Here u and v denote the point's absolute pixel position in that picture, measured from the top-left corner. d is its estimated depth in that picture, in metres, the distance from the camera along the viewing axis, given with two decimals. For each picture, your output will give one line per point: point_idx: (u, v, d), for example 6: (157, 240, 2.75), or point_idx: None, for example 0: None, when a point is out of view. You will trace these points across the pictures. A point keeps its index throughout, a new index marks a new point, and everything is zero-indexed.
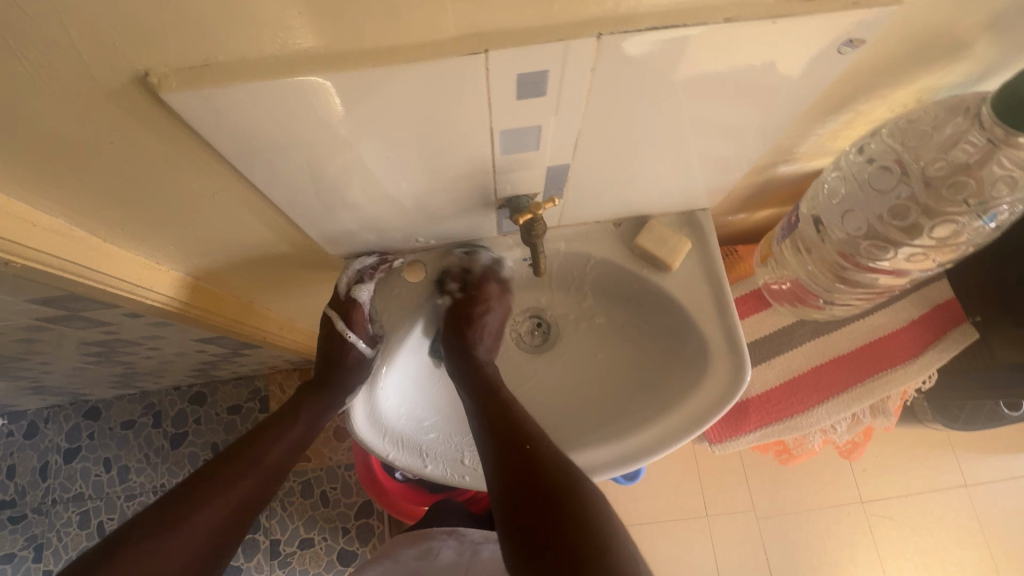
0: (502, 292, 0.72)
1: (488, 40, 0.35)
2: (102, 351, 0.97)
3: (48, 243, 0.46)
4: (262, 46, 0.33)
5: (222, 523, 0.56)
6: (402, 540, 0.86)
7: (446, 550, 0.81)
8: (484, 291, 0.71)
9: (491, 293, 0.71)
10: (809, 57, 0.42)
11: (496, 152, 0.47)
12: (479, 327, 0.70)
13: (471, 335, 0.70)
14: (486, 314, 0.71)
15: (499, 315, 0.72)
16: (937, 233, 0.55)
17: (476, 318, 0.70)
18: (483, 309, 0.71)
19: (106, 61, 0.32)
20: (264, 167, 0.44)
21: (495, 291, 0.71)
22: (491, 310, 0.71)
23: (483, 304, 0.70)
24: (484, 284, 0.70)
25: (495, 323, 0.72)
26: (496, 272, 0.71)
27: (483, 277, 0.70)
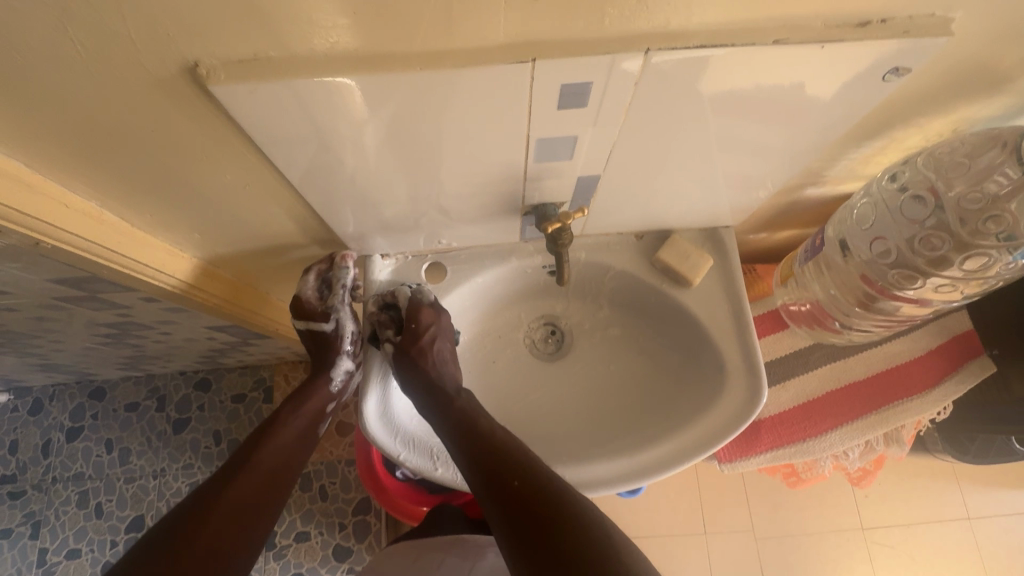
0: (440, 318, 0.66)
1: (536, 49, 0.36)
2: (114, 333, 0.97)
3: (81, 226, 0.47)
4: (312, 44, 0.34)
5: (231, 533, 0.57)
6: (406, 548, 0.88)
7: (449, 561, 0.82)
8: (422, 324, 0.64)
9: (429, 320, 0.65)
10: (853, 80, 0.42)
11: (529, 160, 0.47)
12: (432, 361, 0.65)
13: (428, 372, 0.64)
14: (436, 345, 0.65)
15: (449, 340, 0.67)
16: (967, 265, 0.55)
17: (425, 353, 0.64)
18: (429, 342, 0.64)
19: (158, 51, 0.32)
20: (299, 162, 0.44)
21: (432, 317, 0.65)
22: (438, 338, 0.65)
23: (426, 336, 0.64)
24: (418, 313, 0.65)
25: (447, 352, 0.66)
26: (423, 301, 0.65)
27: (412, 307, 0.65)
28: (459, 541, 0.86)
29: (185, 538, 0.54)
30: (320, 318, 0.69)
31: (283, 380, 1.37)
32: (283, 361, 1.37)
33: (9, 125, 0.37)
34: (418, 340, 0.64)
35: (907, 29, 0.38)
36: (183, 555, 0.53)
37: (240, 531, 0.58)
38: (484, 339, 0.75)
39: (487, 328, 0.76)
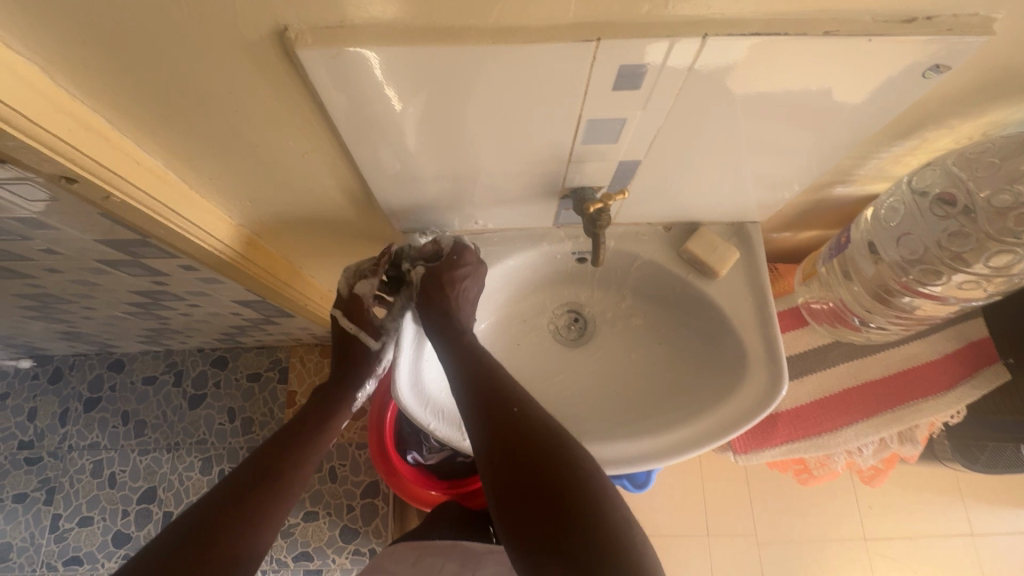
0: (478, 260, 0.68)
1: (601, 30, 0.38)
2: (145, 302, 0.99)
3: (146, 183, 0.50)
4: (394, 13, 0.36)
5: (254, 534, 0.56)
6: (409, 547, 0.90)
7: (449, 565, 0.84)
8: (461, 260, 0.66)
9: (468, 261, 0.66)
10: (894, 77, 0.44)
11: (577, 141, 0.50)
12: (456, 295, 0.66)
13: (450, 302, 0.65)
14: (463, 283, 0.66)
15: (478, 285, 0.68)
16: (992, 262, 0.57)
17: (452, 283, 0.65)
18: (461, 277, 0.66)
19: (254, 15, 0.35)
20: (360, 135, 0.46)
21: (471, 261, 0.67)
22: (468, 279, 0.67)
23: (462, 272, 0.66)
24: (461, 255, 0.66)
25: (474, 293, 0.68)
26: (466, 244, 0.67)
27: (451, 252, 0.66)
28: (458, 547, 0.89)
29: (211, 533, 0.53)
30: (370, 333, 0.72)
31: (299, 362, 1.39)
32: (299, 343, 1.38)
33: (101, 76, 0.40)
34: (452, 270, 0.65)
35: (950, 27, 0.40)
36: (223, 527, 0.54)
37: (263, 529, 0.57)
38: (510, 321, 0.78)
39: (513, 311, 0.78)
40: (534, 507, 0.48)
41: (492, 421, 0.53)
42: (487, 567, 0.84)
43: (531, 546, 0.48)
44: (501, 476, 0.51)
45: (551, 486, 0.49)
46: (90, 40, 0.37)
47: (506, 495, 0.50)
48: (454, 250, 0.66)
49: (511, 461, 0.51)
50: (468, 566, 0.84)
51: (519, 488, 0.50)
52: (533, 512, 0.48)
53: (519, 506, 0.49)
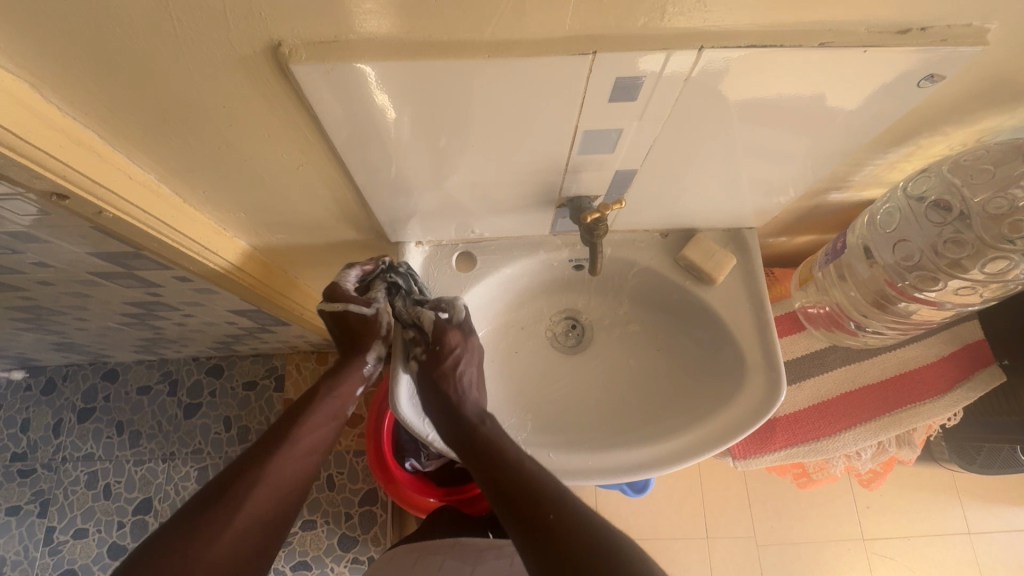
0: (467, 338, 0.67)
1: (597, 42, 0.38)
2: (139, 313, 0.98)
3: (141, 199, 0.49)
4: (391, 28, 0.36)
5: (274, 510, 0.58)
6: (411, 548, 0.89)
7: (451, 564, 0.84)
8: (446, 346, 0.65)
9: (455, 340, 0.65)
10: (889, 86, 0.44)
11: (573, 151, 0.49)
12: (455, 385, 0.65)
13: (451, 396, 0.64)
14: (459, 368, 0.65)
15: (473, 364, 0.67)
16: (987, 269, 0.58)
17: (447, 376, 0.64)
18: (453, 365, 0.65)
19: (248, 31, 0.35)
20: (355, 145, 0.46)
21: (457, 339, 0.66)
22: (463, 362, 0.66)
23: (450, 359, 0.65)
24: (444, 337, 0.65)
25: (472, 374, 0.67)
26: (452, 321, 0.65)
27: (437, 331, 0.65)
28: (459, 544, 0.88)
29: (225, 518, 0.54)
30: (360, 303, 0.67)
31: (295, 370, 1.38)
32: (296, 351, 1.37)
33: (92, 92, 0.40)
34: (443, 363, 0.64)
35: (944, 38, 0.40)
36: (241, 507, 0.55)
37: (279, 508, 0.58)
38: (508, 329, 0.77)
39: (510, 320, 0.77)
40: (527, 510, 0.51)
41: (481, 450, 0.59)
42: (487, 563, 0.83)
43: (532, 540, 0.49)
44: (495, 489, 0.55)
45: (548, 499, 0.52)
46: (82, 58, 0.36)
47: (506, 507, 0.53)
48: (437, 331, 0.65)
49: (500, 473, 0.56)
50: (470, 564, 0.84)
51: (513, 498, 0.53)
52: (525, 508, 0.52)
53: (528, 527, 0.50)
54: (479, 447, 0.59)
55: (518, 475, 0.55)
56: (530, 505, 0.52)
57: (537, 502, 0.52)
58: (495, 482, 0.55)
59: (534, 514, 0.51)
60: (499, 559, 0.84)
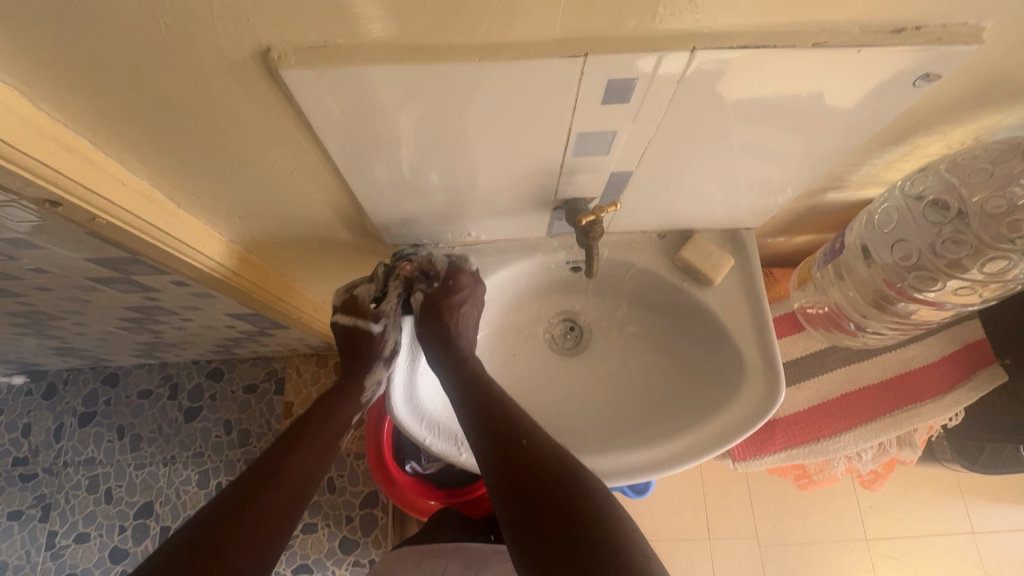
0: (478, 287, 0.68)
1: (588, 45, 0.38)
2: (137, 317, 0.98)
3: (134, 204, 0.49)
4: (381, 32, 0.36)
5: (269, 530, 0.55)
6: (411, 551, 0.89)
7: (451, 566, 0.84)
8: (457, 284, 0.66)
9: (466, 284, 0.67)
10: (884, 86, 0.44)
11: (567, 153, 0.49)
12: (457, 322, 0.66)
13: (450, 329, 0.66)
14: (463, 309, 0.67)
15: (477, 308, 0.68)
16: (987, 269, 0.57)
17: (451, 311, 0.66)
18: (458, 303, 0.66)
19: (236, 36, 0.35)
20: (348, 149, 0.45)
21: (469, 283, 0.67)
22: (468, 305, 0.67)
23: (457, 296, 0.66)
24: (457, 278, 0.66)
25: (473, 319, 0.68)
26: (463, 265, 0.68)
27: (449, 273, 0.67)
28: (461, 548, 0.88)
29: (214, 553, 0.51)
30: (369, 318, 0.67)
31: (296, 373, 1.37)
32: (296, 354, 1.37)
33: (82, 99, 0.40)
34: (448, 298, 0.66)
35: (939, 37, 0.40)
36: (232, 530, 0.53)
37: (271, 536, 0.55)
38: (505, 331, 0.77)
39: (508, 322, 0.77)
40: (530, 500, 0.50)
41: (487, 426, 0.56)
42: (489, 567, 0.83)
43: (531, 533, 0.49)
44: (500, 469, 0.53)
45: (552, 491, 0.50)
46: (72, 66, 0.36)
47: (508, 491, 0.51)
48: (449, 274, 0.67)
49: (505, 452, 0.53)
50: (471, 567, 0.83)
51: (517, 484, 0.51)
52: (528, 498, 0.50)
53: (523, 522, 0.49)
54: (486, 421, 0.56)
55: (522, 463, 0.52)
56: (530, 500, 0.50)
57: (540, 493, 0.50)
58: (498, 465, 0.53)
59: (531, 511, 0.49)
60: (499, 562, 0.84)
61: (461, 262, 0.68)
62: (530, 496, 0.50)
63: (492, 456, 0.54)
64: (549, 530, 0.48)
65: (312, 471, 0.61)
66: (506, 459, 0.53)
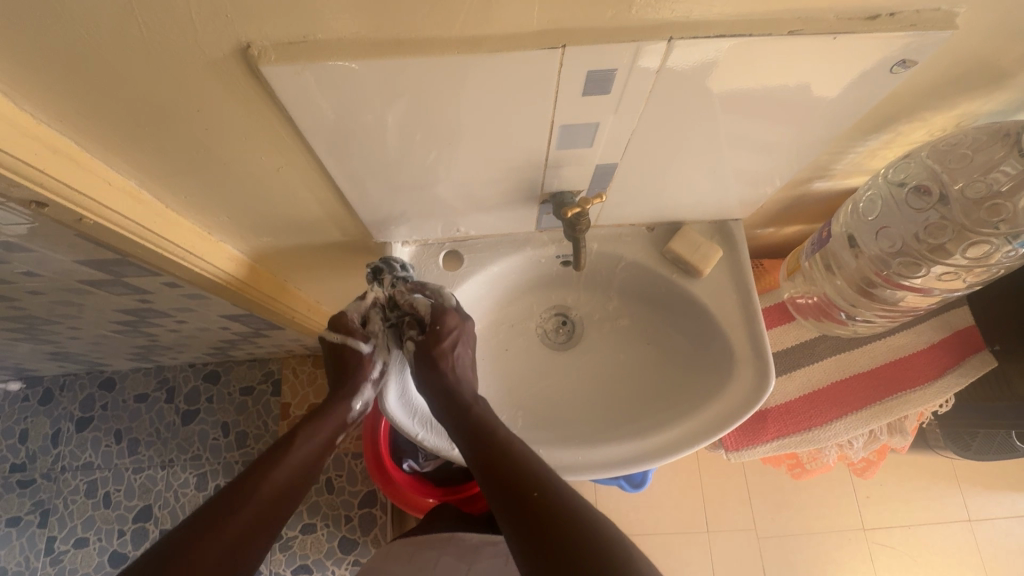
0: (463, 326, 0.65)
1: (566, 36, 0.38)
2: (131, 320, 0.98)
3: (120, 203, 0.49)
4: (360, 27, 0.36)
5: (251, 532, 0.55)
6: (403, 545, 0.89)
7: (445, 558, 0.84)
8: (445, 326, 0.63)
9: (454, 324, 0.64)
10: (862, 73, 0.44)
11: (551, 146, 0.50)
12: (452, 365, 0.64)
13: (446, 376, 0.63)
14: (455, 350, 0.64)
15: (470, 347, 0.66)
16: (970, 253, 0.58)
17: (446, 356, 0.63)
18: (451, 345, 0.64)
19: (215, 33, 0.35)
20: (332, 146, 0.46)
21: (456, 322, 0.64)
22: (459, 342, 0.65)
23: (448, 340, 0.63)
24: (443, 317, 0.64)
25: (467, 358, 0.66)
26: (447, 305, 0.65)
27: (435, 313, 0.64)
28: (454, 539, 0.88)
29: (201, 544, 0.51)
30: (357, 337, 0.65)
31: (292, 374, 1.38)
32: (291, 355, 1.37)
33: (65, 99, 0.40)
34: (439, 343, 0.63)
35: (913, 23, 0.40)
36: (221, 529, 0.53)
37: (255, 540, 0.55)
38: (497, 328, 0.77)
39: (499, 318, 0.77)
40: (516, 491, 0.53)
41: (473, 429, 0.60)
42: (482, 560, 0.84)
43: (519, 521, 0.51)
44: (486, 468, 0.56)
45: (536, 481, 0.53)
46: (51, 64, 0.36)
47: (496, 486, 0.54)
48: (434, 314, 0.64)
49: (491, 452, 0.57)
50: (465, 561, 0.84)
51: (503, 477, 0.54)
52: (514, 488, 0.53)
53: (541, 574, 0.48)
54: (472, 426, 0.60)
55: (535, 516, 0.51)
56: (549, 556, 0.48)
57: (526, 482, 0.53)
58: (494, 489, 0.54)
59: (546, 568, 0.47)
60: (492, 555, 0.84)
61: (440, 297, 0.65)
62: (515, 488, 0.53)
63: (479, 457, 0.57)
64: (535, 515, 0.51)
65: (300, 475, 0.61)
66: (492, 459, 0.56)
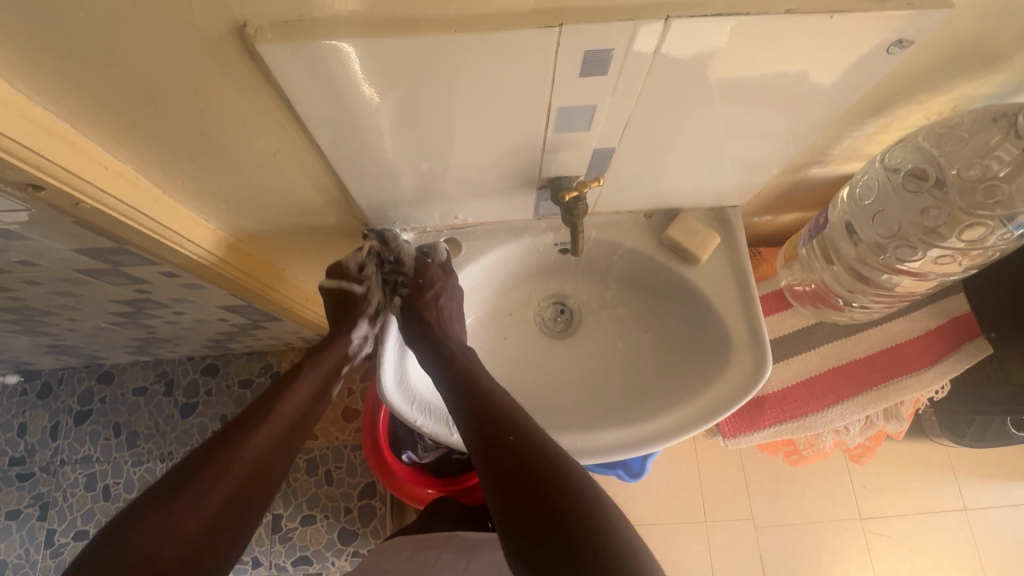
0: (448, 273, 0.68)
1: (562, 15, 0.38)
2: (129, 312, 0.98)
3: (116, 188, 0.49)
4: (356, 5, 0.36)
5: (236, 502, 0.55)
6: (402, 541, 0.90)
7: (445, 558, 0.84)
8: (428, 277, 0.67)
9: (438, 275, 0.68)
10: (859, 56, 0.44)
11: (548, 130, 0.49)
12: (438, 315, 0.67)
13: (433, 325, 0.66)
14: (441, 301, 0.67)
15: (456, 299, 0.68)
16: (965, 237, 0.58)
17: (429, 306, 0.67)
18: (434, 297, 0.67)
19: (210, 10, 0.35)
20: (329, 129, 0.46)
21: (439, 275, 0.68)
22: (444, 296, 0.67)
23: (431, 291, 0.67)
24: (426, 270, 0.68)
25: (456, 309, 0.68)
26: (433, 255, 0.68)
27: (420, 264, 0.68)
28: (453, 538, 0.88)
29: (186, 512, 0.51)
30: (353, 281, 0.68)
31: (291, 366, 1.38)
32: (290, 347, 1.38)
33: (58, 80, 0.39)
34: (424, 293, 0.67)
35: (910, 1, 0.40)
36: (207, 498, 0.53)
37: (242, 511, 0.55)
38: (496, 315, 0.77)
39: (498, 306, 0.78)
40: (513, 471, 0.52)
41: (473, 405, 0.58)
42: (480, 557, 0.83)
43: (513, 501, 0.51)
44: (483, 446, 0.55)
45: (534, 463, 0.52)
46: (45, 44, 0.36)
47: (492, 463, 0.53)
48: (420, 264, 0.68)
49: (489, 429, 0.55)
50: (463, 558, 0.83)
51: (499, 456, 0.53)
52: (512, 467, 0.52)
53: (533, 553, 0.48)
54: (471, 402, 0.58)
55: (531, 496, 0.50)
56: (532, 509, 0.49)
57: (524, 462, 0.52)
58: (490, 467, 0.53)
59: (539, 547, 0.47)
60: (490, 549, 0.85)
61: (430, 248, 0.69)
62: (513, 467, 0.52)
63: (477, 434, 0.56)
64: (530, 497, 0.50)
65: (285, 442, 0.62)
66: (489, 436, 0.55)
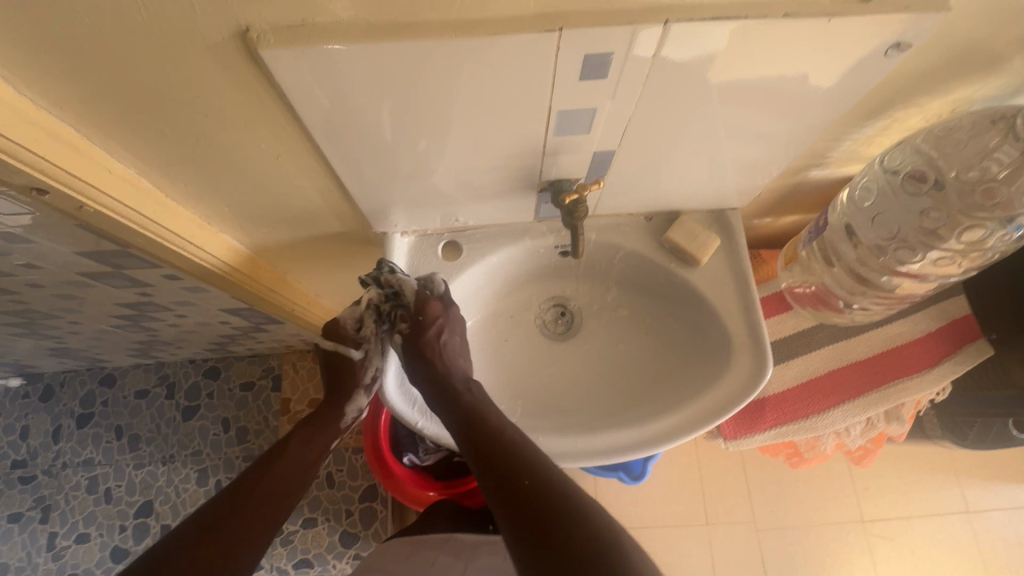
0: (449, 307, 0.67)
1: (561, 19, 0.38)
2: (131, 314, 0.98)
3: (120, 191, 0.49)
4: (358, 10, 0.36)
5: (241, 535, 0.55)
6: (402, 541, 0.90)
7: (443, 558, 0.85)
8: (429, 315, 0.65)
9: (439, 310, 0.66)
10: (857, 59, 0.44)
11: (548, 133, 0.50)
12: (442, 353, 0.65)
13: (437, 366, 0.65)
14: (442, 336, 0.66)
15: (457, 332, 0.67)
16: (965, 238, 0.59)
17: (432, 345, 0.65)
18: (437, 333, 0.65)
19: (214, 15, 0.35)
20: (330, 133, 0.46)
21: (439, 309, 0.66)
22: (445, 330, 0.66)
23: (433, 327, 0.65)
24: (425, 307, 0.65)
25: (458, 342, 0.67)
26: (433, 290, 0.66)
27: (419, 302, 0.65)
28: (452, 538, 0.88)
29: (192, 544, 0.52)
30: (350, 344, 0.68)
31: (292, 369, 1.38)
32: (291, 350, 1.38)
33: (63, 83, 0.40)
34: (425, 331, 0.65)
35: (907, 5, 0.40)
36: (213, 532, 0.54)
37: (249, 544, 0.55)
38: (496, 318, 0.77)
39: (499, 309, 0.78)
40: (511, 479, 0.53)
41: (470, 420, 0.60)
42: (480, 560, 0.85)
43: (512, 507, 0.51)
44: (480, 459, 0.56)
45: (531, 470, 0.53)
46: (52, 49, 0.37)
47: (490, 474, 0.54)
48: (418, 302, 0.66)
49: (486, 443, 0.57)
50: (462, 560, 0.85)
51: (497, 466, 0.54)
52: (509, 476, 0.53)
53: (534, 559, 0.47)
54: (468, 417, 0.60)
55: (530, 503, 0.50)
56: (530, 515, 0.49)
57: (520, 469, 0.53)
58: (489, 477, 0.54)
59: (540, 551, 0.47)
60: (489, 553, 0.85)
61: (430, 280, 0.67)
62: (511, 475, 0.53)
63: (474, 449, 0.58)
64: (529, 502, 0.50)
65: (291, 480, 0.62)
66: (486, 450, 0.57)
